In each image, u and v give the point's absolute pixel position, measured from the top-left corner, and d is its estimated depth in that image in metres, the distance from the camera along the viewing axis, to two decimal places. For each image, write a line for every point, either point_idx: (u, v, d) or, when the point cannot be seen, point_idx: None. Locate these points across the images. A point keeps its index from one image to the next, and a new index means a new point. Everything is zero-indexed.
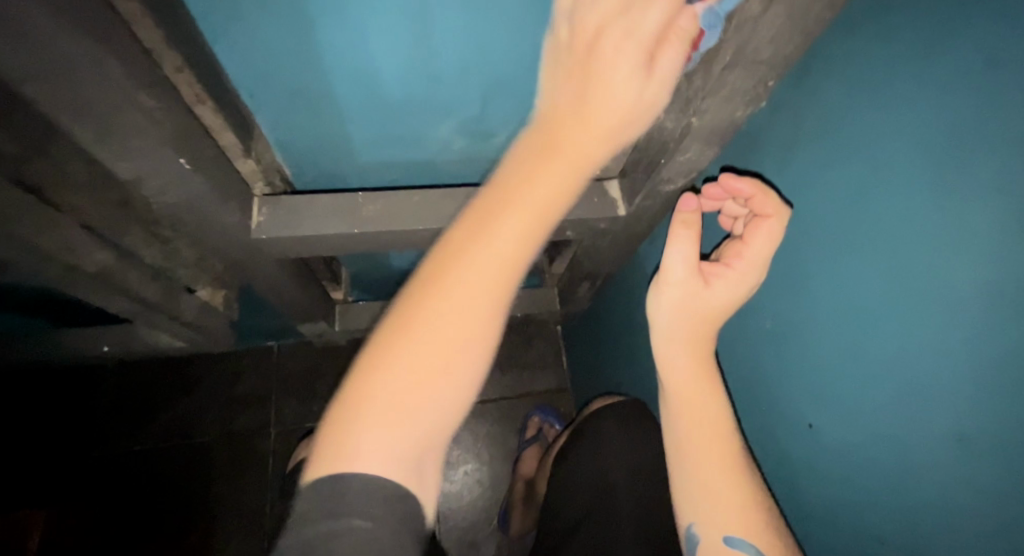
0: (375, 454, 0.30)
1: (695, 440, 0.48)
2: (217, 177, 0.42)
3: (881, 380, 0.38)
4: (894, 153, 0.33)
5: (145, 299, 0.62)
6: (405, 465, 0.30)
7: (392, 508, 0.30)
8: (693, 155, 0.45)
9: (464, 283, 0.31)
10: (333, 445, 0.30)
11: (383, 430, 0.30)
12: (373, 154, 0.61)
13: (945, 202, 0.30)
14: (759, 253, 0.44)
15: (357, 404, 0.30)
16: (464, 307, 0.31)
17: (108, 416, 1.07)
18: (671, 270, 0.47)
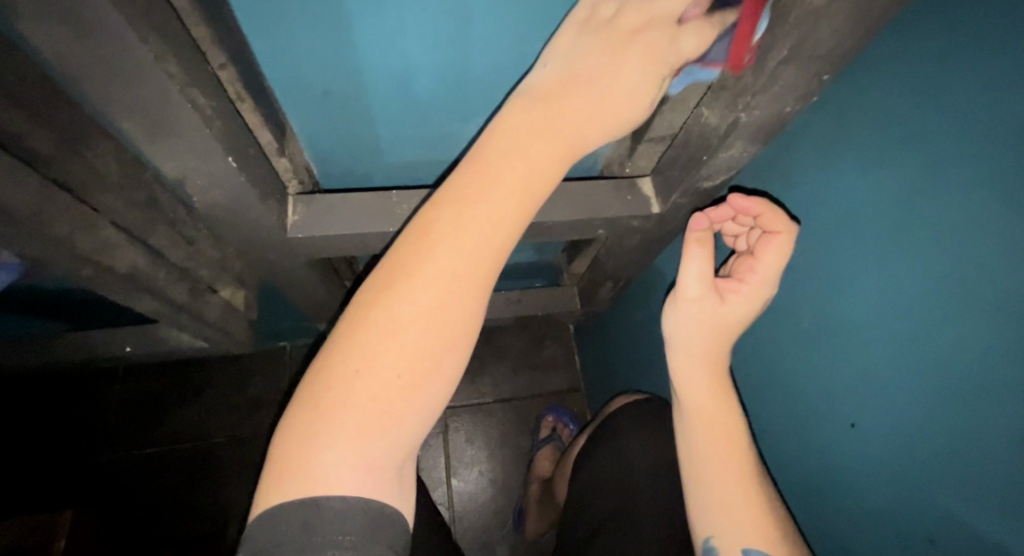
0: (346, 455, 0.30)
1: (717, 441, 0.51)
2: (258, 177, 0.42)
3: (922, 376, 0.38)
4: (952, 151, 0.33)
5: (171, 300, 0.61)
6: (377, 457, 0.31)
7: (366, 526, 0.30)
8: (737, 153, 0.45)
9: (444, 255, 0.33)
10: (301, 426, 0.31)
11: (352, 412, 0.31)
12: (402, 154, 0.61)
13: (1006, 199, 0.30)
14: (771, 268, 0.48)
15: (330, 382, 0.32)
16: (432, 289, 0.33)
17: (123, 418, 1.07)
18: (688, 285, 0.50)
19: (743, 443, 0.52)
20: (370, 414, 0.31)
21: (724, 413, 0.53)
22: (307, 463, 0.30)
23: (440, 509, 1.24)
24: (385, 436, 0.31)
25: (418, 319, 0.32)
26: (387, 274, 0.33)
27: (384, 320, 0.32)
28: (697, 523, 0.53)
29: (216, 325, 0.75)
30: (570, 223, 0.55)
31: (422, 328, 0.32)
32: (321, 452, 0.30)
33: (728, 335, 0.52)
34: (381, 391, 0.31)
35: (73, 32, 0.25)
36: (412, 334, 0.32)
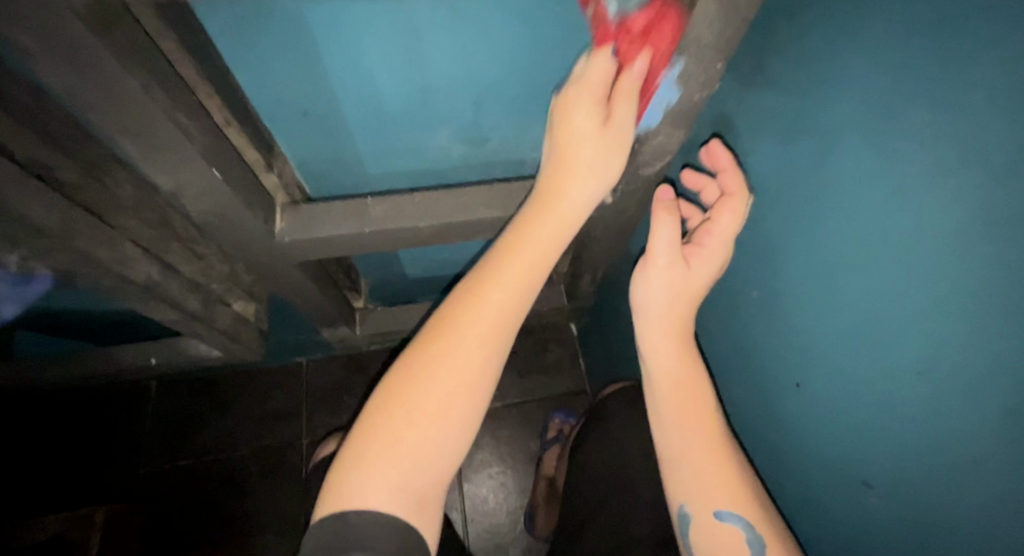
0: (382, 479, 0.38)
1: (664, 389, 0.54)
2: (244, 188, 0.49)
3: (845, 332, 0.41)
4: (844, 107, 0.36)
5: (185, 309, 0.69)
6: (415, 478, 0.39)
7: (390, 537, 0.37)
8: (664, 138, 0.50)
9: (475, 310, 0.41)
10: (367, 442, 0.39)
11: (416, 433, 0.39)
12: (382, 166, 0.67)
13: (889, 148, 0.33)
14: (727, 229, 0.50)
15: (396, 407, 0.40)
16: (478, 332, 0.41)
17: (154, 433, 1.14)
18: (657, 253, 0.51)
19: (706, 392, 0.54)
20: (428, 420, 0.40)
21: (681, 354, 0.54)
22: (363, 478, 0.38)
23: (454, 513, 1.28)
24: (428, 455, 0.40)
25: (469, 355, 0.41)
26: (435, 328, 0.42)
27: (455, 342, 0.41)
28: (672, 493, 0.53)
29: (229, 335, 0.81)
30: None
31: (472, 361, 0.41)
32: (367, 472, 0.38)
33: (694, 299, 0.54)
34: (438, 426, 0.40)
35: (76, 70, 0.32)
36: (461, 370, 0.40)
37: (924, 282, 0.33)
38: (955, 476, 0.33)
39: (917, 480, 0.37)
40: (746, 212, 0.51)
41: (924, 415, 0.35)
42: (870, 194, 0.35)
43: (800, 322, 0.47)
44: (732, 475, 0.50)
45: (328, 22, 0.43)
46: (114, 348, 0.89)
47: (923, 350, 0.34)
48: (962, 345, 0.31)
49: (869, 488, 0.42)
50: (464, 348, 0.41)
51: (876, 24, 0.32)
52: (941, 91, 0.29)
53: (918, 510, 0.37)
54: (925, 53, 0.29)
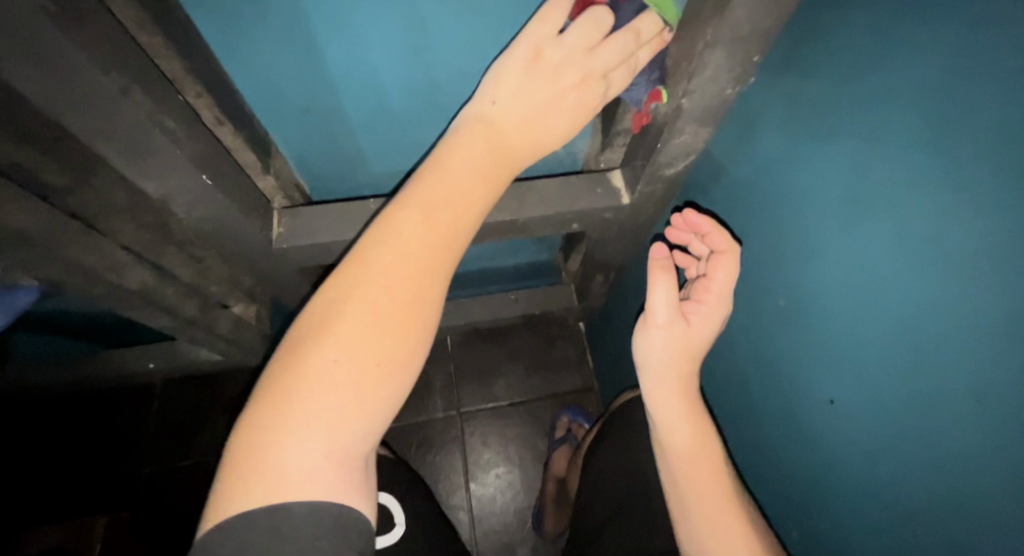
0: (307, 452, 0.31)
1: (667, 440, 0.58)
2: (237, 193, 0.46)
3: (880, 353, 0.38)
4: (892, 106, 0.32)
5: (183, 314, 0.66)
6: (351, 448, 0.33)
7: (321, 527, 0.30)
8: (689, 137, 0.47)
9: (393, 254, 0.35)
10: (279, 401, 0.32)
11: (328, 392, 0.32)
12: (385, 165, 0.64)
13: (946, 154, 0.29)
14: (723, 287, 0.52)
15: (304, 357, 0.33)
16: (396, 261, 0.35)
17: (158, 432, 1.13)
18: (657, 313, 0.54)
19: (710, 440, 0.57)
20: (346, 375, 0.33)
21: (684, 407, 0.57)
22: (280, 454, 0.31)
23: (461, 512, 1.26)
24: (364, 420, 0.33)
25: (391, 286, 0.35)
26: (347, 277, 0.35)
27: (372, 269, 0.35)
28: (689, 547, 0.57)
29: (228, 338, 0.79)
30: (537, 222, 0.57)
31: (393, 294, 0.35)
32: (294, 452, 0.31)
33: (696, 355, 0.57)
34: (350, 375, 0.33)
35: (44, 72, 0.29)
36: (378, 306, 0.34)
37: (983, 306, 0.29)
38: (1014, 507, 0.30)
39: (962, 519, 0.34)
40: (770, 217, 0.48)
41: (976, 452, 0.31)
42: (920, 202, 0.31)
43: (828, 337, 0.44)
44: (743, 529, 0.53)
45: (324, 15, 0.39)
46: (113, 351, 0.87)
47: (980, 382, 0.30)
48: (1020, 355, 0.27)
49: (911, 521, 0.38)
50: (379, 279, 0.35)
51: (939, 11, 0.27)
52: (1014, 90, 0.24)
53: (953, 542, 0.35)
54: (998, 45, 0.25)
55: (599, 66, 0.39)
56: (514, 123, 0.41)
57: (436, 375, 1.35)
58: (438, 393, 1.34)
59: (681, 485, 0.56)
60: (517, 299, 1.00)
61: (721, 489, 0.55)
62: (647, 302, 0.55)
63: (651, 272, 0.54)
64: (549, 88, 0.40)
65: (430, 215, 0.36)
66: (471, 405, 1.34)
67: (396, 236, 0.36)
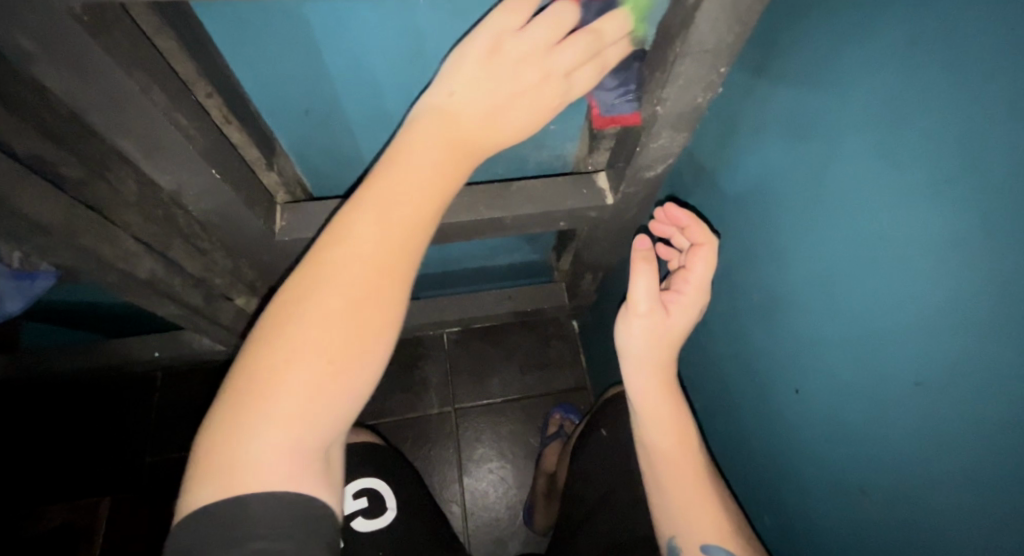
0: (271, 442, 0.33)
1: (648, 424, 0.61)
2: (243, 187, 0.50)
3: (843, 342, 0.41)
4: (851, 114, 0.35)
5: (188, 304, 0.69)
6: (316, 436, 0.35)
7: (286, 513, 0.33)
8: (666, 141, 0.50)
9: (350, 257, 0.37)
10: (246, 393, 0.34)
11: (291, 383, 0.34)
12: (383, 165, 0.67)
13: (895, 158, 0.32)
14: (702, 277, 0.56)
15: (268, 351, 0.35)
16: (354, 259, 0.37)
17: (159, 422, 1.16)
18: (639, 301, 0.57)
19: (688, 425, 0.60)
20: (307, 368, 0.34)
21: (664, 392, 0.60)
22: (247, 443, 0.33)
23: (454, 506, 1.29)
24: (330, 409, 0.35)
25: (350, 283, 0.36)
26: (306, 280, 0.37)
27: (331, 268, 0.36)
28: (662, 526, 0.59)
29: (230, 329, 0.82)
30: (526, 220, 0.60)
31: (353, 290, 0.36)
32: (259, 441, 0.33)
33: (676, 343, 0.60)
34: (310, 369, 0.34)
35: (74, 73, 0.32)
36: (338, 302, 0.36)
37: (928, 294, 0.32)
38: (957, 475, 0.33)
39: (914, 491, 0.37)
40: (745, 216, 0.51)
41: (926, 426, 0.35)
42: (874, 202, 0.35)
43: (798, 328, 0.47)
44: (715, 512, 0.56)
45: (327, 22, 0.43)
46: (120, 341, 0.90)
47: (927, 362, 0.33)
48: (958, 336, 0.30)
49: (868, 496, 0.42)
50: (337, 278, 0.36)
51: (888, 28, 0.31)
52: (951, 98, 0.28)
53: (906, 512, 0.38)
54: (938, 55, 0.28)
55: (559, 63, 0.40)
56: (474, 116, 0.41)
57: (431, 372, 1.38)
58: (433, 390, 1.37)
59: (661, 468, 0.59)
60: (510, 297, 1.03)
61: (696, 473, 0.58)
62: (629, 290, 0.58)
63: (633, 260, 0.56)
64: (512, 81, 0.40)
65: (384, 215, 0.38)
66: (465, 402, 1.37)
67: (354, 236, 0.37)
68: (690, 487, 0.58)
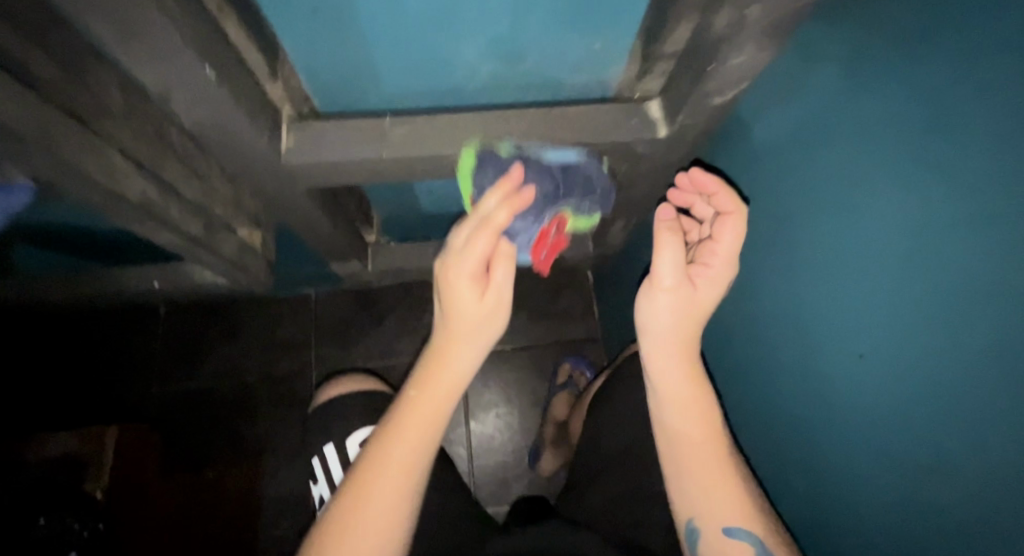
0: (361, 548, 0.47)
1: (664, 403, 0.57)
2: (243, 96, 0.42)
3: (899, 316, 0.35)
4: (947, 40, 0.28)
5: (186, 233, 0.64)
6: (395, 527, 0.48)
7: None
8: (748, 60, 0.40)
9: (443, 378, 0.49)
10: (364, 458, 0.50)
11: (387, 470, 0.48)
12: (402, 84, 0.59)
13: (991, 105, 0.26)
14: (729, 248, 0.51)
15: (383, 445, 0.49)
16: (442, 378, 0.49)
17: (165, 355, 1.23)
18: (663, 276, 0.52)
19: (704, 406, 0.56)
20: (403, 448, 0.49)
21: (682, 372, 0.56)
22: (347, 535, 0.47)
23: (460, 448, 1.29)
24: (408, 478, 0.49)
25: (439, 391, 0.50)
26: (406, 402, 0.50)
27: (434, 382, 0.49)
28: (680, 507, 0.56)
29: (233, 263, 0.77)
30: (564, 154, 0.53)
31: (439, 398, 0.50)
32: (360, 518, 0.47)
33: (699, 320, 0.55)
34: (402, 456, 0.48)
35: None
36: (428, 405, 0.49)
37: (1013, 256, 0.26)
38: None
39: (965, 477, 0.32)
40: (802, 165, 0.44)
41: (985, 404, 0.29)
42: (957, 158, 0.29)
43: (843, 296, 0.41)
44: (737, 493, 0.53)
45: None
46: (118, 268, 0.86)
47: (998, 334, 0.28)
48: None
49: (918, 481, 0.36)
50: (431, 396, 0.50)
51: None
52: None
53: (964, 506, 0.32)
54: None
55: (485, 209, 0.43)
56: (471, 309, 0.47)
57: (440, 315, 1.33)
58: None
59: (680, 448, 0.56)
60: None
61: (716, 456, 0.55)
62: (653, 264, 0.53)
63: (657, 233, 0.51)
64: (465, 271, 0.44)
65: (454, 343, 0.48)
66: None
67: (452, 369, 0.49)
68: (709, 469, 0.54)
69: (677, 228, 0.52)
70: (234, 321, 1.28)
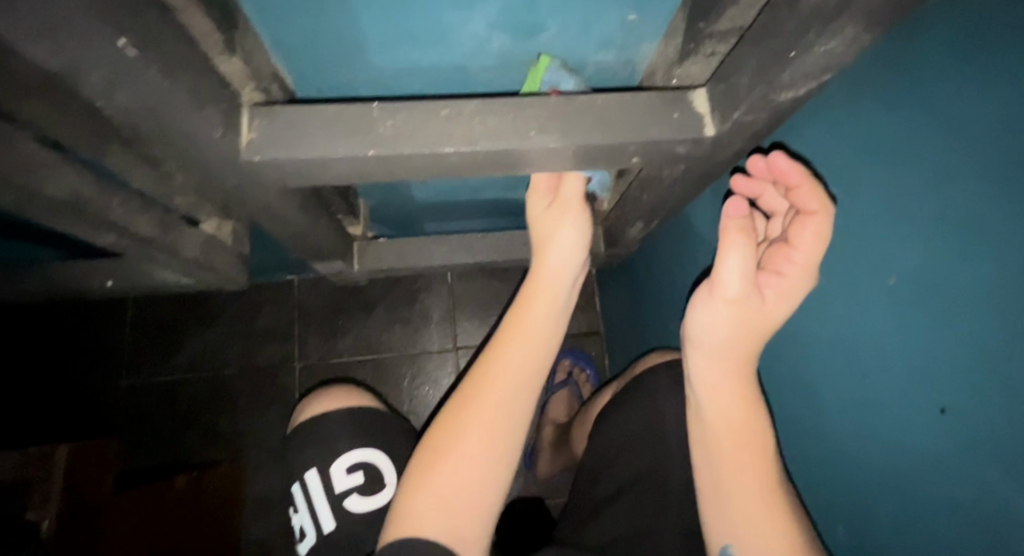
0: (440, 500, 0.44)
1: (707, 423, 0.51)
2: (182, 83, 0.31)
3: (999, 354, 0.32)
4: None
5: (133, 232, 0.54)
6: (481, 474, 0.46)
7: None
8: (841, 47, 0.30)
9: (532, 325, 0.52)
10: (451, 419, 0.48)
11: (473, 432, 0.47)
12: (392, 56, 0.48)
13: None
14: (810, 254, 0.45)
15: (468, 395, 0.49)
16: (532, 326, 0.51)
17: (136, 345, 1.15)
18: (727, 284, 0.46)
19: (757, 426, 0.50)
20: (485, 418, 0.47)
21: (732, 390, 0.50)
22: (428, 484, 0.45)
23: None
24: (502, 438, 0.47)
25: (521, 353, 0.50)
26: (486, 364, 0.50)
27: (512, 344, 0.50)
28: (714, 531, 0.50)
29: (195, 261, 0.67)
30: (593, 154, 0.43)
31: (520, 369, 0.49)
32: (444, 467, 0.45)
33: (762, 334, 0.49)
34: (491, 414, 0.47)
35: None
36: (512, 365, 0.49)
37: None
38: None
39: None
40: (896, 176, 0.39)
41: None
42: None
43: (944, 328, 0.37)
44: (787, 527, 0.45)
45: None
46: (53, 265, 0.73)
47: None
48: None
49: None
50: (513, 354, 0.50)
51: None
52: None
53: None
54: None
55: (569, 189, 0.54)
56: (553, 274, 0.54)
57: (433, 306, 1.24)
58: (434, 327, 1.23)
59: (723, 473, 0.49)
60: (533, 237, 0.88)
61: (763, 481, 0.48)
62: (715, 269, 0.46)
63: (724, 235, 0.45)
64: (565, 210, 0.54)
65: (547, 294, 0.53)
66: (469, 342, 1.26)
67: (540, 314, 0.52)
68: (756, 494, 0.47)
69: (749, 228, 0.45)
70: (212, 311, 1.18)
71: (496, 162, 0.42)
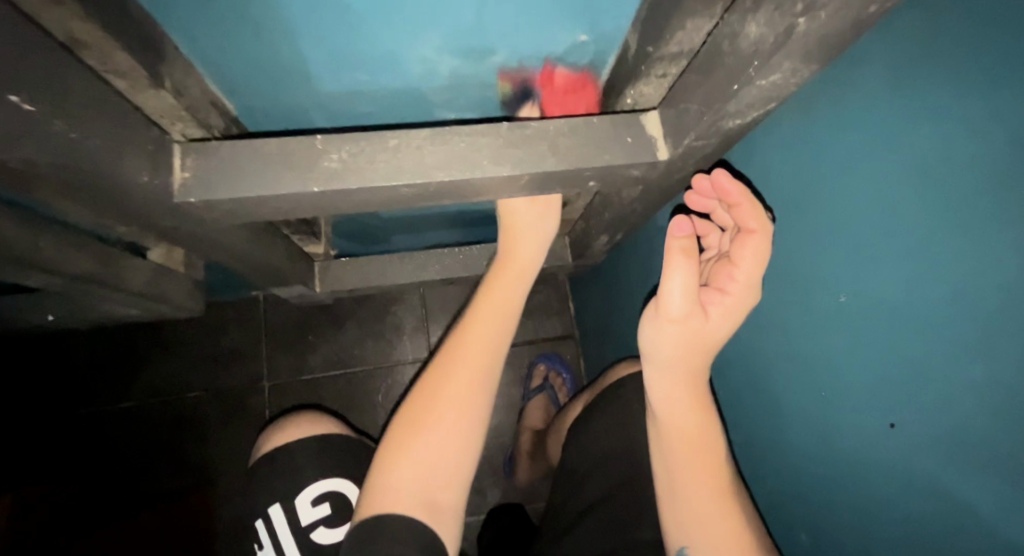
0: (411, 479, 0.47)
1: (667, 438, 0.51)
2: (98, 131, 0.29)
3: (950, 371, 0.33)
4: (991, 100, 0.27)
5: (70, 269, 0.50)
6: (453, 455, 0.49)
7: (411, 535, 0.44)
8: (780, 79, 0.31)
9: (491, 311, 0.53)
10: (418, 400, 0.50)
11: (437, 413, 0.49)
12: (339, 82, 0.46)
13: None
14: (751, 273, 0.44)
15: (435, 377, 0.51)
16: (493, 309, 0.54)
17: (92, 372, 1.10)
18: (672, 305, 0.45)
19: (711, 437, 0.51)
20: (456, 397, 0.50)
21: (684, 405, 0.50)
22: (398, 470, 0.48)
23: None
24: (468, 417, 0.50)
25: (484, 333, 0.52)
26: (449, 349, 0.52)
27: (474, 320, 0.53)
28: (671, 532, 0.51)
29: (144, 293, 0.64)
30: (549, 181, 0.42)
31: (483, 349, 0.52)
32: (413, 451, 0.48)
33: (709, 349, 0.49)
34: (454, 398, 0.50)
35: None
36: (473, 348, 0.52)
37: None
38: None
39: None
40: (845, 199, 0.39)
41: None
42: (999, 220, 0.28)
43: (894, 347, 0.37)
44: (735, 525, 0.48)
45: None
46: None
47: None
48: None
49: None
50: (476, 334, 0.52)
51: None
52: None
53: None
54: None
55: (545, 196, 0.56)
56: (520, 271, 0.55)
57: (405, 317, 1.22)
58: (406, 338, 1.21)
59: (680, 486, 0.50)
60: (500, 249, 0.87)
61: (718, 494, 0.49)
62: (660, 289, 0.45)
63: (668, 257, 0.43)
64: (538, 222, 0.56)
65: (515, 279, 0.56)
66: None
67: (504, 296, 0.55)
68: (711, 499, 0.49)
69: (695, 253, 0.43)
70: (173, 333, 1.14)
71: (450, 193, 0.41)
